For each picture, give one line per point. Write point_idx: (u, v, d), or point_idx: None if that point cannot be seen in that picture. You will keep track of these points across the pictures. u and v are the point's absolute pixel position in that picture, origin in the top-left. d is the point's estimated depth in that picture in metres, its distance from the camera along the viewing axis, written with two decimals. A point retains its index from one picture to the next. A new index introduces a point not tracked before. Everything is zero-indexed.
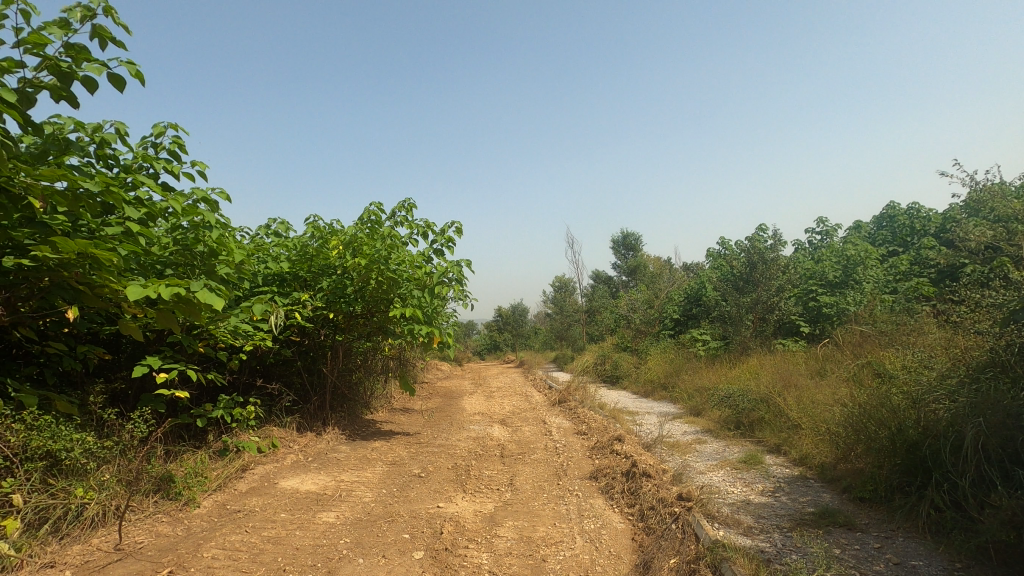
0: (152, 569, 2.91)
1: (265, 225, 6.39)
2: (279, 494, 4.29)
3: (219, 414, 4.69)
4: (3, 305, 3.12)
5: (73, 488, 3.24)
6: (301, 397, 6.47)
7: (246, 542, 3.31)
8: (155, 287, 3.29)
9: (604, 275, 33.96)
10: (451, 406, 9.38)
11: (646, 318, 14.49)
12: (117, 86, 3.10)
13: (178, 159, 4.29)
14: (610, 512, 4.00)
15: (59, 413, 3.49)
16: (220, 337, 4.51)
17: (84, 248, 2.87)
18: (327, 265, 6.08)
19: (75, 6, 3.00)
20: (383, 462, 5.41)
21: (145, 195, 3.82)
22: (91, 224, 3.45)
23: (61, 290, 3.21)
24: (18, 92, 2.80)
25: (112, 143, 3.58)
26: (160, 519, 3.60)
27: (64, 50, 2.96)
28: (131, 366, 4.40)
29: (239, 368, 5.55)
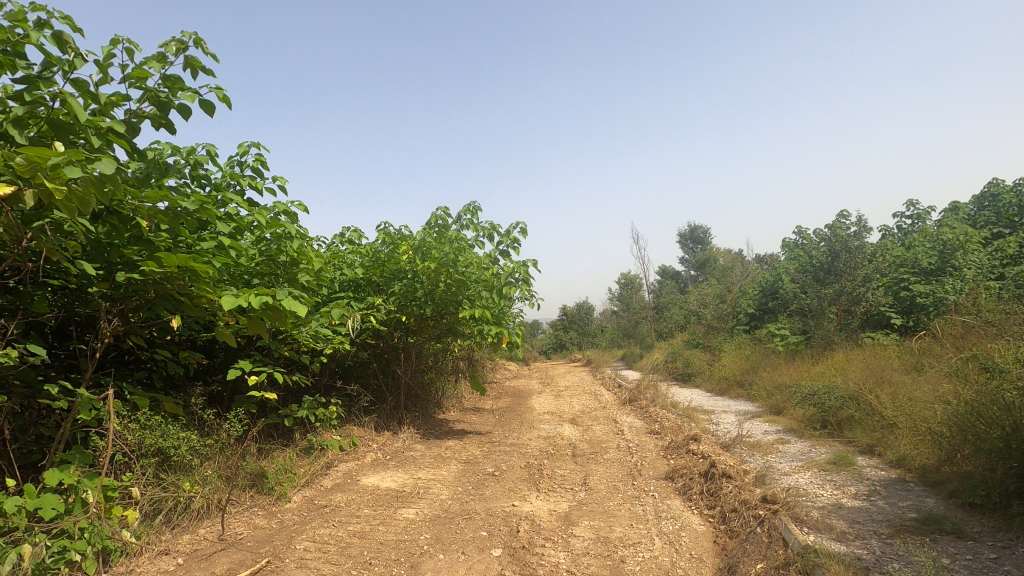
0: (252, 559, 3.12)
1: (340, 233, 6.70)
2: (362, 490, 4.49)
3: (304, 414, 4.98)
4: (117, 316, 3.45)
5: (181, 483, 3.53)
6: (377, 397, 6.74)
7: (334, 536, 3.49)
8: (246, 297, 3.54)
9: (671, 270, 33.09)
10: (520, 406, 9.44)
11: (720, 314, 14.01)
12: (208, 111, 3.36)
13: (261, 175, 4.58)
14: (689, 514, 3.89)
15: (166, 414, 3.82)
16: (303, 341, 4.77)
17: (184, 261, 3.12)
18: (398, 270, 6.29)
19: (170, 40, 3.27)
20: (458, 461, 5.52)
21: (233, 211, 4.10)
22: (188, 240, 3.75)
23: (165, 301, 3.50)
24: (126, 123, 3.08)
25: (204, 164, 3.87)
26: (257, 512, 3.86)
27: (162, 81, 3.24)
28: (225, 369, 4.74)
29: (320, 371, 5.89)
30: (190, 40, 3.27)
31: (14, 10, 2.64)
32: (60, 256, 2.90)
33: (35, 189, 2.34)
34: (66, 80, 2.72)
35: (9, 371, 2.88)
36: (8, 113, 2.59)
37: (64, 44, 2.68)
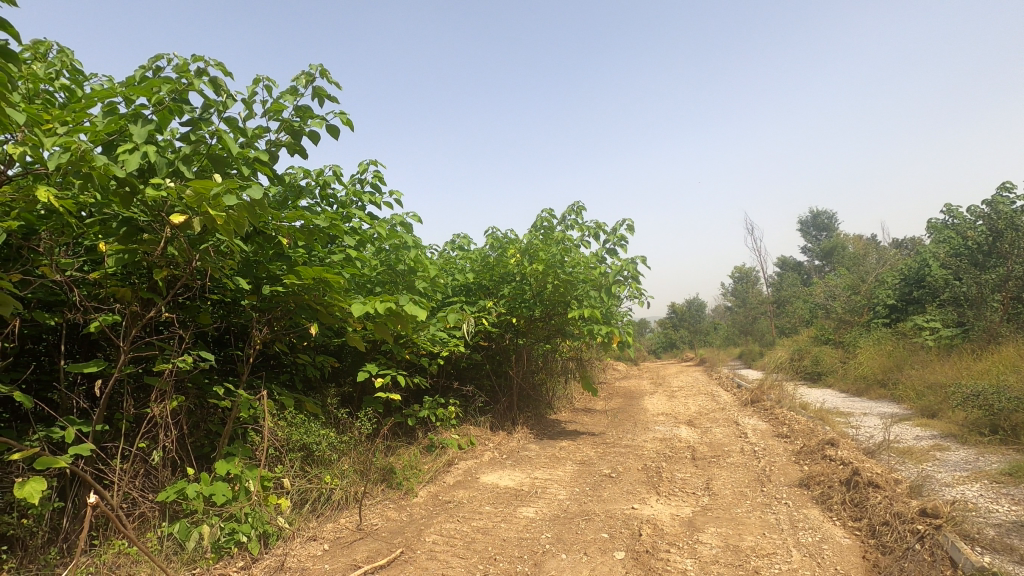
0: (388, 548, 3.34)
1: (450, 241, 7.00)
2: (482, 488, 4.64)
3: (425, 414, 5.26)
4: (266, 325, 3.86)
5: (323, 476, 3.89)
6: (491, 398, 6.94)
7: (460, 531, 3.63)
8: (372, 304, 3.81)
9: (791, 261, 30.66)
10: (633, 407, 9.24)
11: (852, 307, 12.75)
12: (334, 135, 3.66)
13: (379, 190, 4.90)
14: (830, 525, 3.57)
15: (308, 412, 4.21)
16: (422, 344, 5.04)
17: (319, 274, 3.43)
18: (507, 274, 6.44)
19: (301, 74, 3.60)
20: (573, 461, 5.52)
21: (357, 225, 4.43)
22: (321, 254, 4.11)
23: (303, 310, 3.86)
24: (267, 153, 3.45)
25: (331, 183, 4.22)
26: (388, 505, 4.12)
27: (295, 112, 3.58)
28: (355, 372, 5.14)
29: (438, 373, 6.24)
30: (318, 72, 3.58)
31: (179, 63, 3.05)
32: (221, 274, 3.30)
33: (201, 217, 2.70)
34: (220, 119, 3.10)
35: (186, 374, 3.34)
36: (177, 153, 3.01)
37: (218, 88, 3.05)
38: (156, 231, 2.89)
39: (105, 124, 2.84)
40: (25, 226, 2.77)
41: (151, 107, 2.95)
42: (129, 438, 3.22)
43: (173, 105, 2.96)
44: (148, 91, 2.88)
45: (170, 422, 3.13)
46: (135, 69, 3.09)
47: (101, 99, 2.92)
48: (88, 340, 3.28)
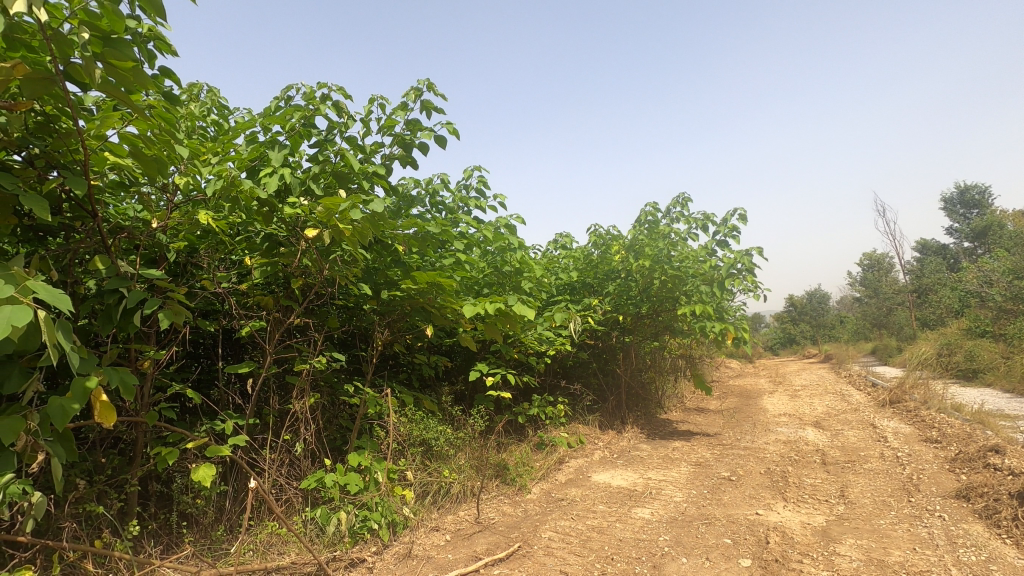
0: (505, 542, 3.43)
1: (553, 240, 7.05)
2: (594, 487, 4.61)
3: (535, 412, 5.33)
4: (386, 327, 4.13)
5: (442, 470, 4.08)
6: (599, 397, 6.90)
7: (575, 529, 3.65)
8: (482, 305, 3.94)
9: (933, 244, 27.21)
10: (750, 406, 8.71)
11: (1016, 294, 11.04)
12: (442, 145, 3.82)
13: (484, 194, 5.04)
14: (998, 544, 3.13)
15: (426, 409, 4.44)
16: (529, 343, 5.14)
17: (433, 277, 3.62)
18: (611, 271, 6.35)
19: (410, 89, 3.79)
20: (688, 463, 5.32)
21: (465, 229, 4.60)
22: (433, 259, 4.33)
23: (419, 312, 4.09)
24: (383, 166, 3.69)
25: (439, 191, 4.42)
26: (504, 500, 4.24)
27: (406, 126, 3.79)
28: (466, 372, 5.34)
29: (546, 371, 6.31)
30: (425, 86, 3.75)
31: (306, 91, 3.36)
32: (347, 281, 3.59)
33: (330, 230, 2.96)
34: (342, 138, 3.36)
35: (320, 374, 3.67)
36: (308, 172, 3.31)
37: (340, 110, 3.32)
38: (292, 245, 3.21)
39: (248, 152, 3.21)
40: (190, 246, 3.19)
41: (285, 133, 3.28)
42: (275, 431, 3.59)
43: (302, 129, 3.27)
44: (282, 119, 3.21)
45: (309, 417, 3.47)
46: (270, 100, 3.44)
47: (244, 130, 3.29)
48: (239, 343, 3.70)
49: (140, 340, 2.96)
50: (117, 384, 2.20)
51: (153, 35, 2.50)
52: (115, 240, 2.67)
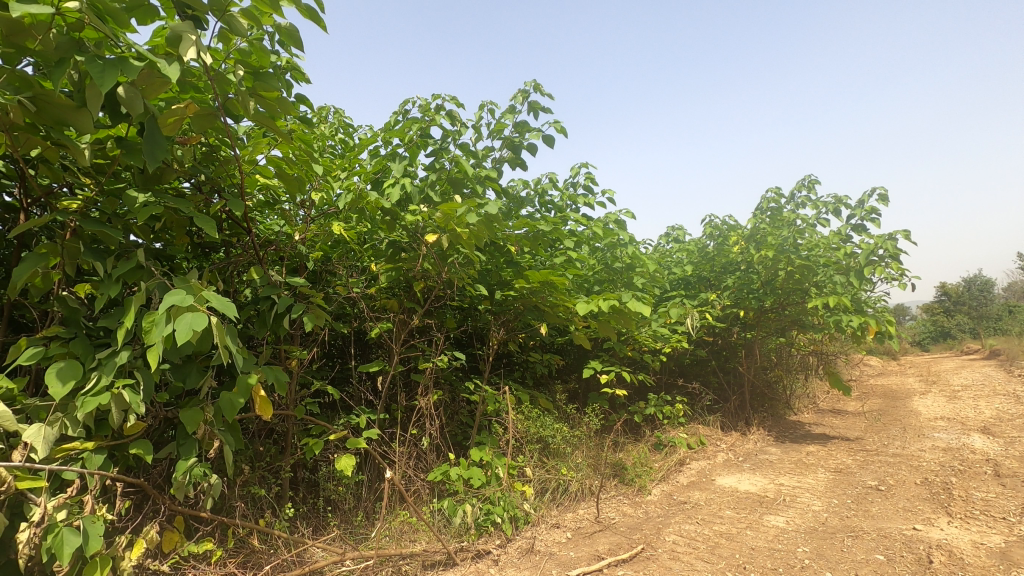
0: (628, 543, 3.37)
1: (665, 234, 6.82)
2: (719, 490, 4.38)
3: (651, 412, 5.19)
4: (501, 326, 4.24)
5: (560, 468, 4.09)
6: (720, 396, 6.56)
7: (701, 534, 3.49)
8: (596, 302, 3.90)
9: None
10: (898, 408, 7.81)
11: None
12: (550, 145, 3.84)
13: (592, 191, 4.98)
14: None
15: (542, 407, 4.48)
16: (644, 341, 5.01)
17: (546, 276, 3.67)
18: (730, 263, 6.00)
19: (517, 92, 3.83)
20: (826, 469, 4.88)
21: (574, 227, 4.59)
22: (544, 258, 4.37)
23: (532, 311, 4.15)
24: (494, 170, 3.79)
25: (548, 190, 4.44)
26: (623, 501, 4.16)
27: (515, 128, 3.84)
28: (579, 370, 5.33)
29: (661, 369, 6.11)
30: (532, 88, 3.78)
31: (421, 103, 3.53)
32: (464, 283, 3.74)
33: (448, 234, 3.10)
34: (456, 145, 3.50)
35: (441, 372, 3.84)
36: (425, 181, 3.49)
37: (454, 119, 3.46)
38: (414, 250, 3.41)
39: (373, 166, 3.45)
40: (325, 255, 3.49)
41: (404, 146, 3.47)
42: (403, 425, 3.82)
43: (420, 140, 3.45)
44: (402, 132, 3.40)
45: (433, 412, 3.66)
46: (390, 115, 3.66)
47: (368, 146, 3.53)
48: (368, 343, 3.98)
49: (287, 341, 3.30)
50: (272, 380, 2.48)
51: (290, 66, 2.76)
52: (265, 252, 3.00)
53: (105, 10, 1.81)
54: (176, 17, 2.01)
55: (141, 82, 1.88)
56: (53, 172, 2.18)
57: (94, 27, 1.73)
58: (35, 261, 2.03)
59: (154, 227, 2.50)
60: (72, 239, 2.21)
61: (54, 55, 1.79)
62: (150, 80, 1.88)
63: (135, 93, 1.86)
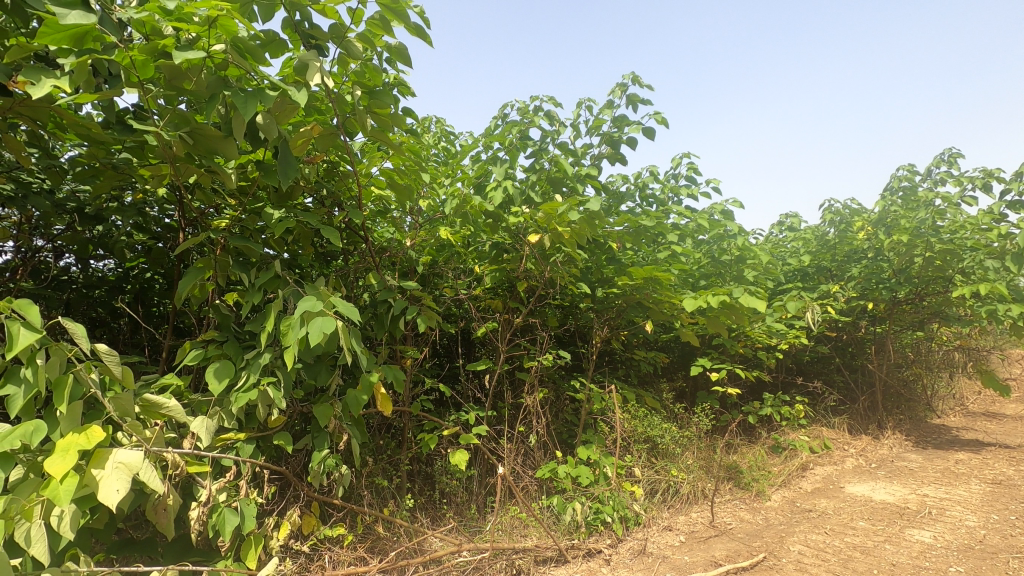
0: (747, 551, 3.20)
1: (778, 222, 6.39)
2: (851, 499, 4.01)
3: (768, 412, 4.88)
4: (606, 324, 4.20)
5: (670, 469, 3.97)
6: (847, 397, 6.02)
7: (831, 545, 3.23)
8: (704, 298, 3.73)
9: None
10: None
11: None
12: (651, 137, 3.73)
13: (696, 181, 4.77)
14: None
15: (649, 406, 4.38)
16: (757, 337, 4.73)
17: (650, 272, 3.57)
18: (855, 251, 5.49)
19: (614, 86, 3.76)
20: (981, 480, 4.31)
21: (678, 220, 4.42)
22: (647, 254, 4.25)
23: (636, 308, 4.06)
24: (593, 167, 3.75)
25: (649, 183, 4.31)
26: (740, 505, 3.96)
27: (613, 123, 3.77)
28: (687, 368, 5.14)
29: (777, 367, 5.73)
30: (630, 80, 3.69)
31: (520, 106, 3.58)
32: (566, 281, 3.75)
33: (551, 233, 3.14)
34: (555, 145, 3.50)
35: (546, 370, 3.88)
36: (526, 182, 3.54)
37: (552, 119, 3.47)
38: (517, 250, 3.49)
39: (475, 171, 3.55)
40: (432, 259, 3.64)
41: (504, 149, 3.54)
42: (511, 422, 3.91)
43: (520, 143, 3.50)
44: (502, 136, 3.47)
45: (540, 410, 3.72)
46: (489, 121, 3.74)
47: (470, 152, 3.65)
48: (475, 342, 4.12)
49: (401, 341, 3.50)
50: (391, 378, 2.64)
51: (398, 81, 2.91)
52: (380, 259, 3.21)
53: (244, 48, 2.03)
54: (301, 47, 2.20)
55: (275, 110, 2.09)
56: (205, 195, 2.48)
57: (236, 64, 1.94)
58: (194, 275, 2.33)
59: (287, 240, 2.76)
60: (222, 253, 2.50)
61: (205, 92, 2.04)
62: (282, 107, 2.08)
63: (271, 120, 2.07)
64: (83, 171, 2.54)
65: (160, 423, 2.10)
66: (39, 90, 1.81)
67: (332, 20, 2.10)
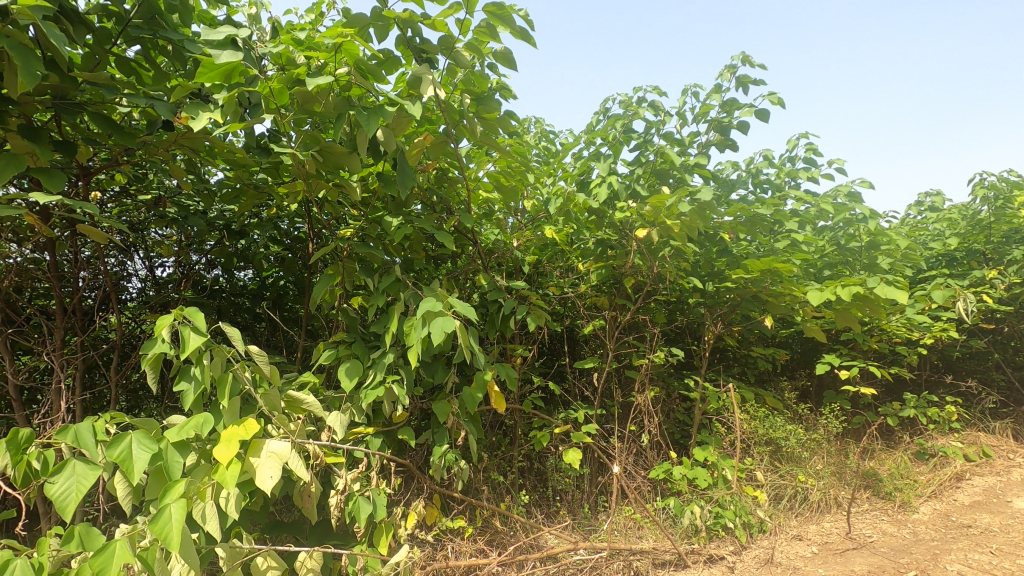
0: (894, 568, 2.89)
1: (916, 202, 5.73)
2: (1021, 516, 3.50)
3: (910, 414, 4.39)
4: (719, 320, 4.00)
5: (796, 474, 3.71)
6: (1009, 398, 5.27)
7: (999, 567, 2.84)
8: (833, 289, 3.41)
9: None
10: None
11: None
12: (765, 119, 3.49)
13: (816, 163, 4.40)
14: None
15: (770, 406, 4.11)
16: (895, 331, 4.27)
17: (769, 263, 3.35)
18: (1016, 230, 4.78)
19: (723, 68, 3.56)
20: None
21: (797, 206, 4.09)
22: (763, 244, 3.99)
23: (752, 302, 3.83)
24: (701, 155, 3.58)
25: (763, 169, 4.04)
26: (882, 517, 3.59)
27: (722, 108, 3.57)
28: (811, 366, 4.76)
29: (920, 364, 5.14)
30: (741, 60, 3.48)
31: (623, 99, 3.50)
32: (676, 275, 3.63)
33: (659, 227, 3.05)
34: (660, 136, 3.39)
35: (656, 369, 3.78)
36: (630, 176, 3.46)
37: (657, 109, 3.36)
38: (623, 247, 3.42)
39: (577, 168, 3.53)
40: (537, 259, 3.67)
41: (607, 144, 3.48)
42: (621, 421, 3.85)
43: (623, 136, 3.42)
44: (605, 131, 3.42)
45: (652, 409, 3.62)
46: (590, 116, 3.70)
47: (571, 149, 3.63)
48: (582, 341, 4.10)
49: (510, 340, 3.57)
50: (504, 376, 2.70)
51: (501, 85, 2.95)
52: (488, 260, 3.29)
53: (365, 69, 2.17)
54: (414, 62, 2.31)
55: (393, 124, 2.22)
56: (333, 207, 2.69)
57: (359, 84, 2.08)
58: (325, 281, 2.53)
59: (403, 246, 2.92)
60: (348, 261, 2.69)
61: (333, 113, 2.21)
62: (399, 120, 2.20)
63: (390, 134, 2.20)
64: (229, 193, 2.86)
65: (302, 417, 2.30)
66: (198, 122, 2.07)
67: (441, 32, 2.18)
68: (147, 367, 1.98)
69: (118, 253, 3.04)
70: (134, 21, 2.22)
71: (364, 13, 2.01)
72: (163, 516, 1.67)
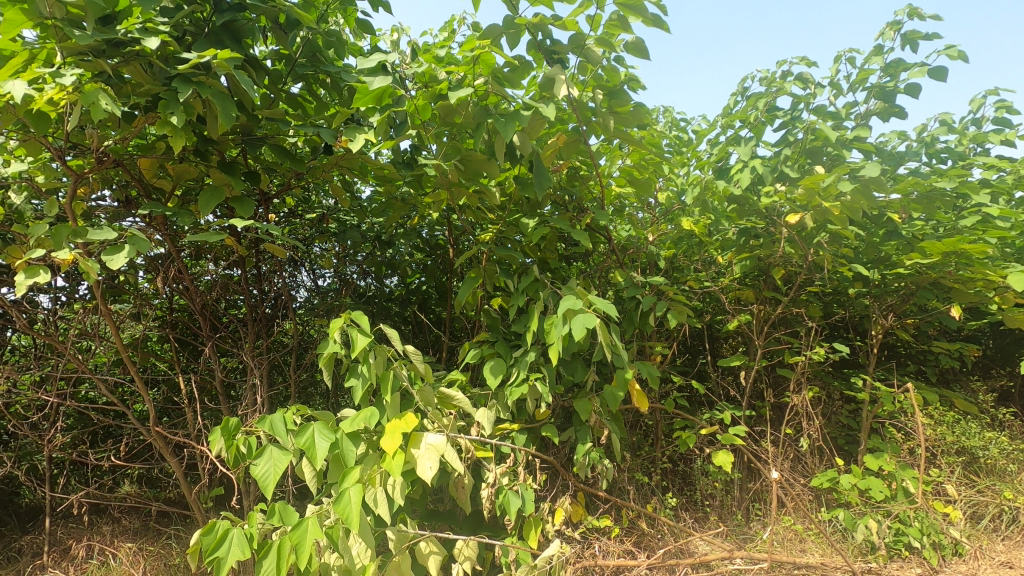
0: None
1: None
2: None
3: None
4: (890, 312, 3.54)
5: (999, 489, 3.18)
6: None
7: None
8: None
9: None
10: None
11: None
12: (942, 78, 3.02)
13: (1010, 124, 3.72)
14: None
15: (959, 410, 3.56)
16: None
17: (955, 244, 2.89)
18: None
19: (884, 27, 3.15)
20: None
21: (988, 175, 3.48)
22: (944, 223, 3.45)
23: (932, 290, 3.34)
24: (861, 127, 3.19)
25: (939, 136, 3.50)
26: None
27: (885, 72, 3.16)
28: (1011, 363, 4.07)
29: None
30: (907, 15, 3.05)
31: (764, 76, 3.24)
32: (835, 263, 3.28)
33: (815, 210, 2.77)
34: (810, 111, 3.08)
35: (813, 367, 3.45)
36: (776, 158, 3.19)
37: (805, 82, 3.06)
38: (771, 235, 3.17)
39: (715, 155, 3.33)
40: (673, 253, 3.53)
41: (747, 126, 3.25)
42: (775, 424, 3.62)
43: (766, 116, 3.16)
44: (744, 112, 3.19)
45: (811, 411, 3.30)
46: (727, 98, 3.47)
47: (706, 135, 3.43)
48: (725, 337, 3.87)
49: (648, 337, 3.48)
50: (646, 374, 2.63)
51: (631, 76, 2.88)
52: (622, 258, 3.24)
53: (500, 77, 2.25)
54: (545, 64, 2.34)
55: (528, 127, 2.26)
56: (473, 213, 2.82)
57: (496, 93, 2.16)
58: (469, 283, 2.66)
59: (539, 246, 2.97)
60: (488, 264, 2.81)
61: (471, 122, 2.31)
62: (534, 123, 2.25)
63: (526, 138, 2.25)
64: (379, 207, 3.12)
65: (453, 412, 2.43)
66: (356, 143, 2.28)
67: (571, 31, 2.19)
68: (322, 365, 2.22)
69: (291, 266, 3.44)
70: (299, 61, 2.50)
71: (498, 23, 2.08)
72: (344, 498, 1.86)
